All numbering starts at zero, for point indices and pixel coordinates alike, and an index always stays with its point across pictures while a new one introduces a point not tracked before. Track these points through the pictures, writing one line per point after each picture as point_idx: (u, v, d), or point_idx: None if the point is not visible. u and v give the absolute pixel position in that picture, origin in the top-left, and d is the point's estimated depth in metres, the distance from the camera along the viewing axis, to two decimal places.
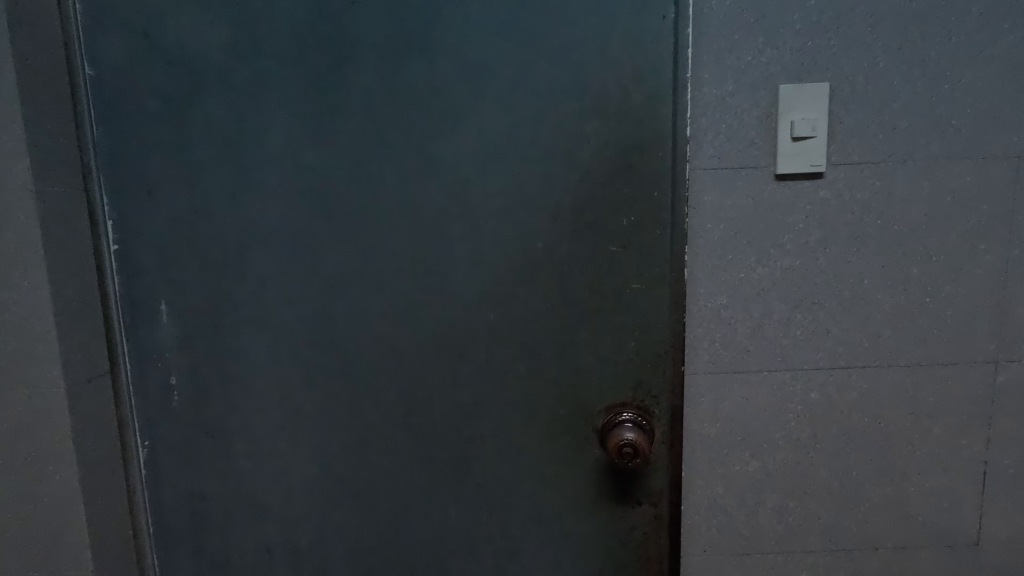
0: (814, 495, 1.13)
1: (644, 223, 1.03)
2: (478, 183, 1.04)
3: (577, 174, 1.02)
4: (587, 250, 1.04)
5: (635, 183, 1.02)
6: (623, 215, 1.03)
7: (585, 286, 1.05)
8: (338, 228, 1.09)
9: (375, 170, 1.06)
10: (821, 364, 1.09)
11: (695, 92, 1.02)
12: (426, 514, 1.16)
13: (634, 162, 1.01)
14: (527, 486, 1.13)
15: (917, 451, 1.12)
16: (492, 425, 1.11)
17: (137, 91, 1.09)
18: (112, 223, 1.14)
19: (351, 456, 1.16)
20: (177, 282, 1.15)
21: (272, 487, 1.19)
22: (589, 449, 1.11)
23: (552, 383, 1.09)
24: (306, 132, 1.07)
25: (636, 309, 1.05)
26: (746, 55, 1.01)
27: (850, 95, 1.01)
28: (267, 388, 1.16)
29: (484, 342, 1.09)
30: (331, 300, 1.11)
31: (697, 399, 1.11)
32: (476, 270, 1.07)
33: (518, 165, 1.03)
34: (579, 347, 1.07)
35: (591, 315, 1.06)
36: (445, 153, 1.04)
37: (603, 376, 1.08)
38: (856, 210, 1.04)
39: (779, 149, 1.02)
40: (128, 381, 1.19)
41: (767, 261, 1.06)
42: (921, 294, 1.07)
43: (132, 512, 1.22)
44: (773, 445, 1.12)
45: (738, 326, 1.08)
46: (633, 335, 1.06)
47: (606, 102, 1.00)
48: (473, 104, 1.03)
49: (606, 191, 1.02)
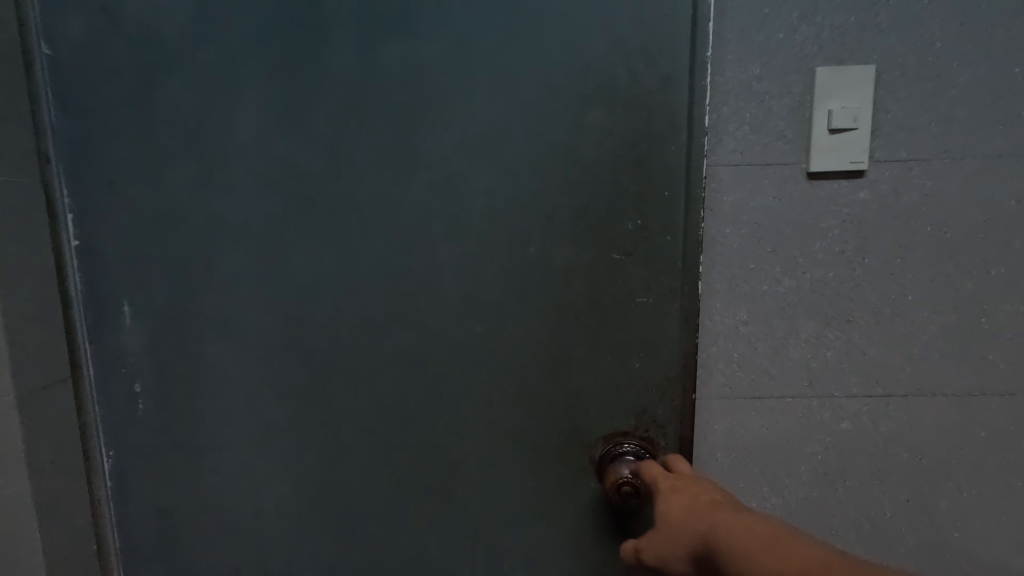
0: (841, 536, 1.01)
1: (652, 228, 0.90)
2: (466, 178, 0.92)
3: (577, 170, 0.90)
4: (587, 258, 0.92)
5: (643, 181, 0.89)
6: (629, 217, 0.90)
7: (583, 298, 0.93)
8: (311, 228, 0.97)
9: (352, 161, 0.94)
10: (854, 391, 0.96)
11: (716, 75, 0.88)
12: (407, 541, 1.06)
13: (642, 157, 0.88)
14: (516, 516, 1.02)
15: (963, 491, 0.98)
16: (478, 449, 1.00)
17: (96, 68, 0.97)
18: (73, 217, 1.02)
19: (324, 476, 1.06)
20: (142, 283, 1.03)
21: (242, 507, 1.09)
22: (585, 480, 1.00)
23: (544, 405, 0.97)
24: (274, 117, 0.95)
25: (642, 326, 0.93)
26: (777, 33, 0.87)
27: (898, 81, 0.87)
28: (238, 401, 1.05)
29: (470, 358, 0.97)
30: (304, 307, 1.00)
31: (709, 426, 0.98)
32: (462, 276, 0.95)
33: (512, 159, 0.91)
34: (577, 367, 0.95)
35: (590, 331, 0.94)
36: (431, 145, 0.92)
37: (602, 400, 0.96)
38: (901, 215, 0.90)
39: (813, 142, 0.88)
40: (92, 388, 1.08)
41: (795, 272, 0.92)
42: (974, 313, 0.92)
43: (97, 528, 1.12)
44: (796, 479, 0.99)
45: (759, 345, 0.95)
46: (637, 355, 0.94)
47: (611, 86, 0.87)
48: (462, 89, 0.90)
49: (610, 189, 0.90)
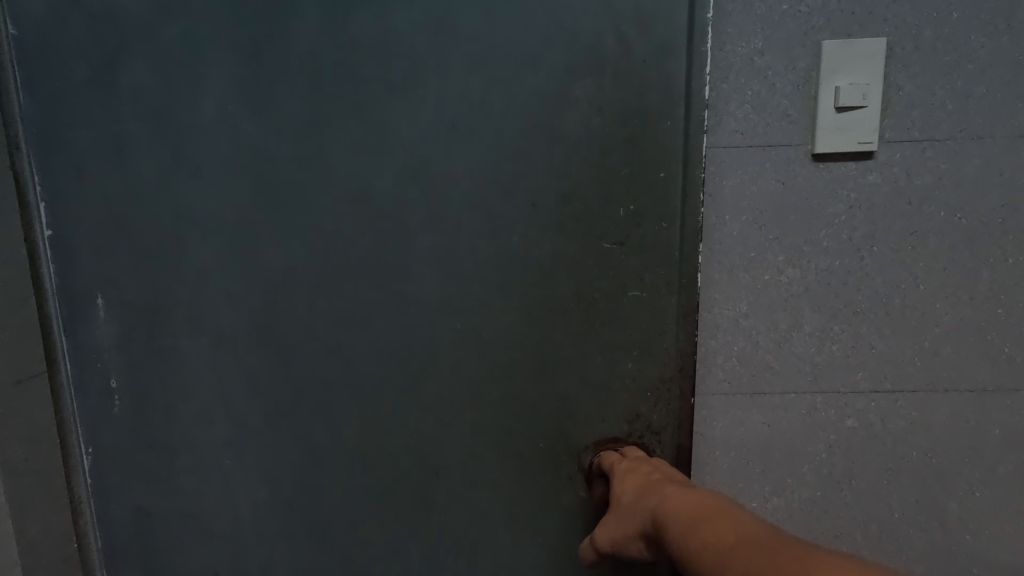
0: (847, 539, 0.96)
1: (646, 215, 0.85)
2: (450, 160, 0.87)
3: (566, 152, 0.84)
4: (575, 248, 0.87)
5: (636, 164, 0.84)
6: (621, 203, 0.85)
7: (571, 291, 0.88)
8: (286, 213, 0.92)
9: (328, 143, 0.89)
10: (862, 388, 0.90)
11: (716, 50, 0.82)
12: (391, 542, 1.02)
13: (635, 137, 0.83)
14: (500, 517, 0.98)
15: (976, 493, 0.93)
16: (463, 446, 0.96)
17: (62, 46, 0.91)
18: (45, 206, 0.97)
19: (305, 476, 1.02)
20: (117, 273, 0.98)
21: (222, 507, 1.05)
22: (572, 481, 0.96)
23: (531, 403, 0.93)
24: (246, 96, 0.90)
25: (635, 322, 0.88)
26: (782, 3, 0.81)
27: (912, 55, 0.81)
28: (218, 397, 1.01)
29: (453, 351, 0.93)
30: (279, 300, 0.96)
31: (708, 425, 0.93)
32: (445, 263, 0.90)
33: (497, 142, 0.85)
34: (568, 362, 0.91)
35: (579, 328, 0.89)
36: (409, 125, 0.87)
37: (593, 401, 0.92)
38: (914, 200, 0.84)
39: (819, 122, 0.82)
40: (69, 383, 1.03)
41: (799, 261, 0.87)
42: (991, 304, 0.87)
43: (77, 527, 1.08)
44: (800, 479, 0.94)
45: (761, 339, 0.90)
46: (630, 355, 0.90)
47: (602, 58, 0.81)
48: (442, 67, 0.85)
49: (600, 172, 0.84)
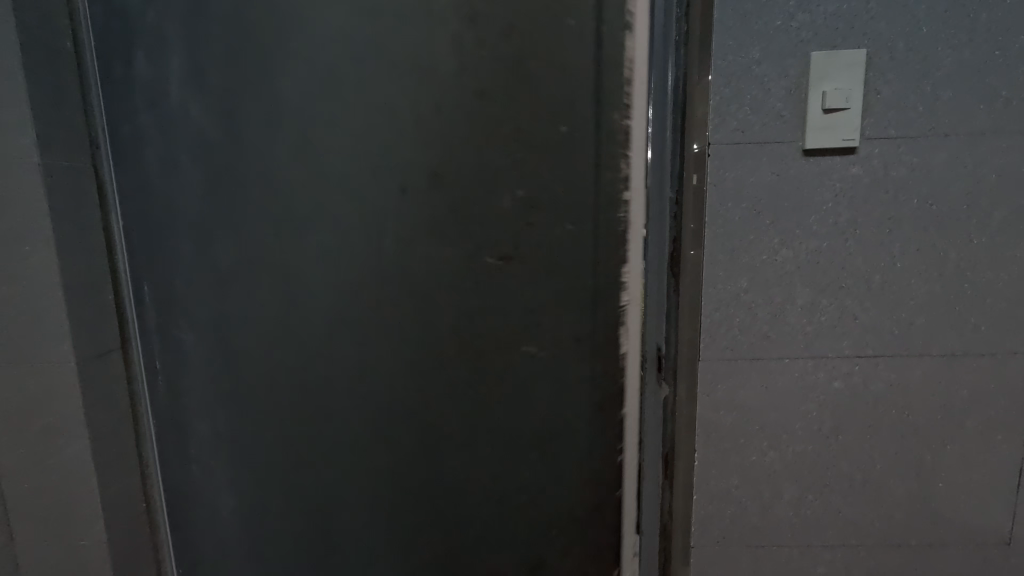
0: (834, 488, 1.09)
1: (541, 226, 1.11)
2: (412, 163, 1.09)
3: (484, 179, 1.10)
4: (482, 256, 1.13)
5: (532, 177, 1.09)
6: (527, 215, 1.11)
7: (474, 288, 1.14)
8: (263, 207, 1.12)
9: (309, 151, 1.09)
10: (847, 353, 1.03)
11: (718, 61, 0.95)
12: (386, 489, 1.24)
13: (534, 161, 1.09)
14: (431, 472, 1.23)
15: (948, 445, 1.06)
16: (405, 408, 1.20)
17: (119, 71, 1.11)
18: (118, 199, 1.16)
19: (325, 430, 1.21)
20: (166, 266, 1.17)
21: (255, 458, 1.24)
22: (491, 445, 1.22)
23: (462, 382, 1.18)
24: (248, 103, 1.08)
25: (550, 324, 1.16)
26: (775, 20, 0.94)
27: (888, 64, 0.94)
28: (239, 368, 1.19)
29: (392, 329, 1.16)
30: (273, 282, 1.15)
31: (712, 387, 1.06)
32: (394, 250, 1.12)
33: (416, 164, 1.09)
34: (496, 359, 1.17)
35: (489, 324, 1.16)
36: (381, 143, 1.08)
37: (512, 385, 1.19)
38: (891, 188, 0.97)
39: (808, 122, 0.95)
40: (139, 358, 1.23)
41: (792, 242, 1.00)
42: (959, 279, 1.00)
43: (145, 489, 1.29)
44: (793, 435, 1.07)
45: (759, 311, 1.03)
46: (542, 351, 1.17)
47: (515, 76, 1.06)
48: (393, 90, 1.06)
49: (507, 182, 1.10)
